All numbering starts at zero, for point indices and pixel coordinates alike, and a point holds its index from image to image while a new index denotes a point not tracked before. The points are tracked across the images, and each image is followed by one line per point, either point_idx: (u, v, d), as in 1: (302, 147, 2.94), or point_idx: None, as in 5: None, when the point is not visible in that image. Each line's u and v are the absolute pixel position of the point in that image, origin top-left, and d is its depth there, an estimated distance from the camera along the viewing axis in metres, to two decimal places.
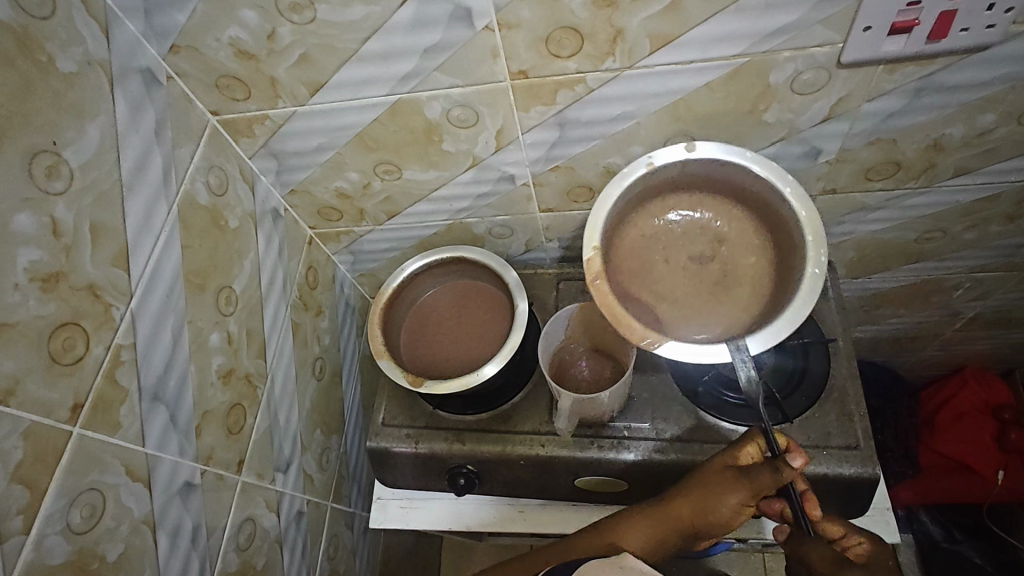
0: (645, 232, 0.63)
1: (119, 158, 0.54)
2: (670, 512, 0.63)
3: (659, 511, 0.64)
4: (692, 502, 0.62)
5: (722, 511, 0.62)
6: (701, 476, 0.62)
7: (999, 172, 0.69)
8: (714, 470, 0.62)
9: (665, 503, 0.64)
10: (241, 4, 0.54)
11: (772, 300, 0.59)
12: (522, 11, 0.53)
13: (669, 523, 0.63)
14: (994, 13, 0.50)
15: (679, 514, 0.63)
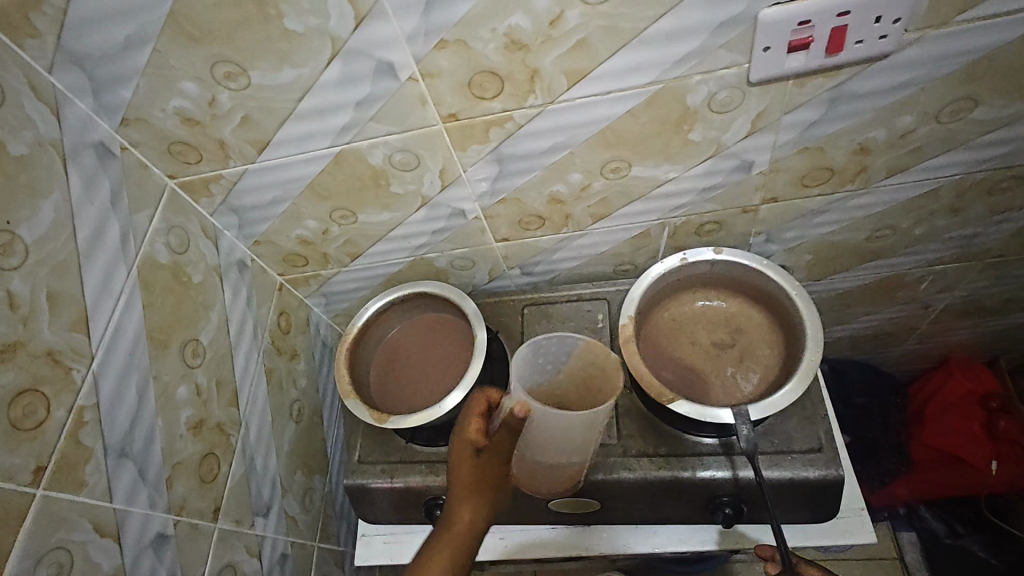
0: (674, 316, 0.77)
1: (75, 230, 0.57)
2: (466, 499, 0.63)
3: (458, 500, 0.63)
4: (479, 479, 0.63)
5: (494, 478, 0.64)
6: (463, 456, 0.64)
7: (930, 169, 0.71)
8: (461, 450, 0.64)
9: (460, 489, 0.63)
10: (181, 76, 0.58)
11: (778, 379, 0.70)
12: (441, 60, 0.57)
13: (463, 504, 0.63)
14: (884, 25, 0.53)
15: (467, 494, 0.63)
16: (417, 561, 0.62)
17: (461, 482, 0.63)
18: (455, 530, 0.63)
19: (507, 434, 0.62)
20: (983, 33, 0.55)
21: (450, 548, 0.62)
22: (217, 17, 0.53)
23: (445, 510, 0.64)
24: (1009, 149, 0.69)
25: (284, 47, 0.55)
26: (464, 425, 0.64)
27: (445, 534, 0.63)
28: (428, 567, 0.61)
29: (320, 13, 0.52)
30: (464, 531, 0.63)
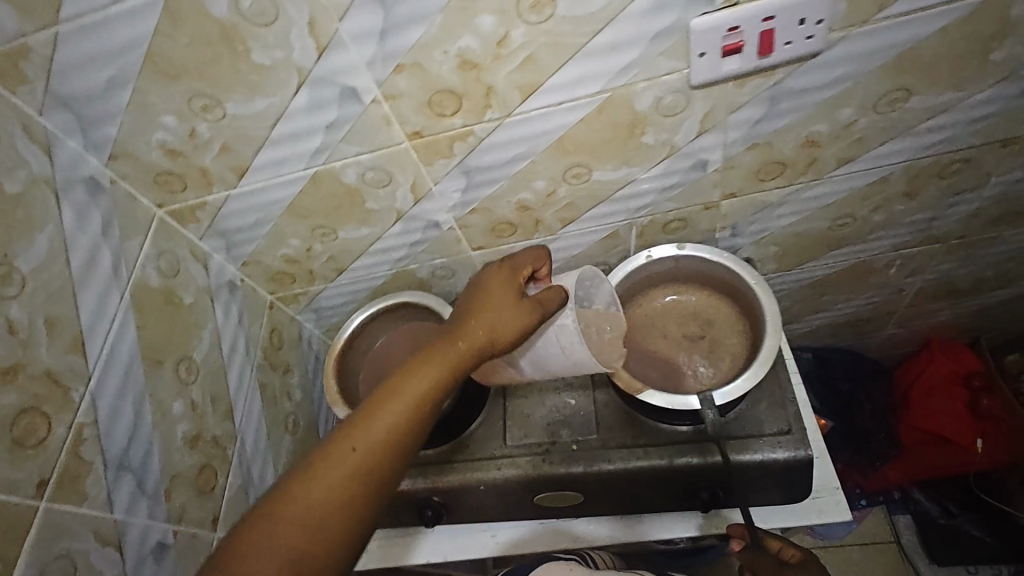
0: (647, 311, 0.81)
1: (68, 259, 0.61)
2: (456, 359, 0.53)
3: (453, 347, 0.54)
4: (481, 339, 0.55)
5: (489, 349, 0.55)
6: (476, 303, 0.57)
7: (879, 157, 0.74)
8: (476, 297, 0.58)
9: (461, 339, 0.54)
10: (161, 111, 0.62)
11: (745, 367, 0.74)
12: (400, 83, 0.61)
13: (450, 358, 0.53)
14: (808, 26, 0.56)
15: (462, 349, 0.54)
16: (372, 400, 0.50)
17: (468, 327, 0.55)
18: (429, 388, 0.51)
19: (535, 310, 0.57)
20: (904, 28, 0.58)
21: (417, 411, 0.50)
22: (190, 55, 0.57)
23: (424, 359, 0.53)
24: (951, 134, 0.72)
25: (253, 79, 0.60)
26: (492, 275, 0.60)
27: (416, 385, 0.51)
28: (381, 416, 0.49)
29: (284, 46, 0.57)
30: (433, 398, 0.51)
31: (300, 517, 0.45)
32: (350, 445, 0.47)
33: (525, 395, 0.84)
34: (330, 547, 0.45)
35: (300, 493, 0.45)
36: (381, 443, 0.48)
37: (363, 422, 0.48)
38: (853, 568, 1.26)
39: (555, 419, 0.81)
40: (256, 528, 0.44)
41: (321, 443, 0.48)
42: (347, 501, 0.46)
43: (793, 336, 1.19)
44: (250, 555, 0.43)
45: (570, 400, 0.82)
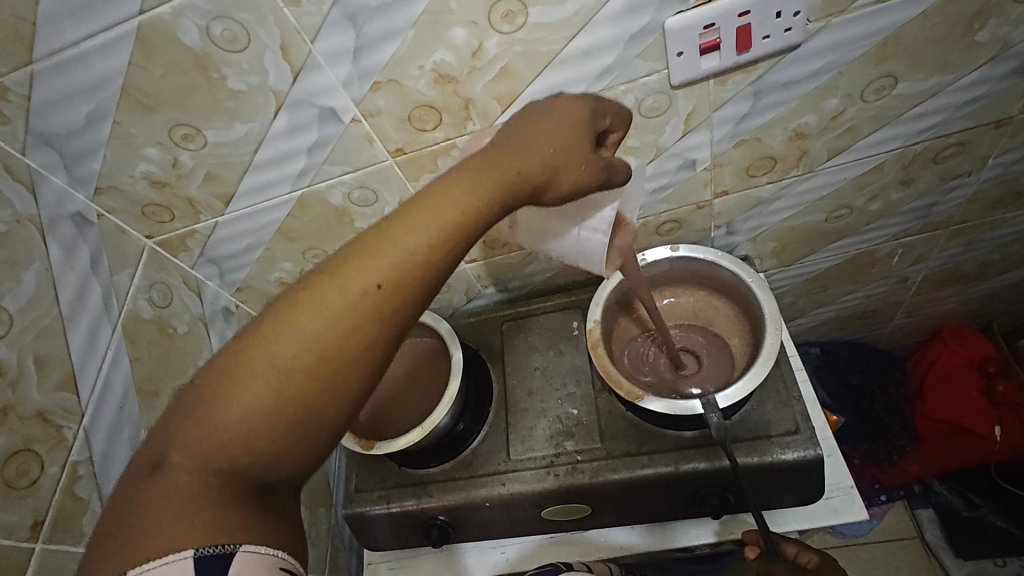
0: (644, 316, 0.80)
1: (57, 295, 0.60)
2: (508, 198, 0.39)
3: (506, 177, 0.40)
4: (536, 180, 0.41)
5: (542, 191, 0.42)
6: (535, 128, 0.42)
7: (870, 146, 0.73)
8: (534, 119, 0.43)
9: (514, 168, 0.40)
10: (143, 143, 0.62)
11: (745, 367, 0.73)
12: (378, 100, 0.60)
13: (498, 192, 0.39)
14: (785, 19, 0.56)
15: (513, 183, 0.40)
16: (400, 219, 0.37)
17: (522, 158, 0.41)
18: (475, 222, 0.38)
19: (601, 167, 0.44)
20: (883, 14, 0.57)
21: (456, 250, 0.37)
22: (166, 86, 0.57)
23: (469, 179, 0.39)
24: (941, 118, 0.71)
25: (232, 106, 0.60)
26: (555, 99, 0.45)
27: (460, 215, 0.37)
28: (409, 241, 0.36)
29: (259, 71, 0.57)
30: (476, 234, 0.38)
31: (289, 365, 0.34)
32: (370, 275, 0.35)
33: (526, 407, 0.83)
34: (325, 404, 0.34)
35: (295, 331, 0.34)
36: (410, 282, 0.36)
37: (389, 248, 0.35)
38: (877, 566, 1.23)
39: (558, 431, 0.80)
40: (230, 376, 0.34)
41: (327, 270, 0.36)
42: (357, 354, 0.35)
43: (799, 332, 1.17)
44: (226, 403, 0.34)
45: (573, 411, 0.81)
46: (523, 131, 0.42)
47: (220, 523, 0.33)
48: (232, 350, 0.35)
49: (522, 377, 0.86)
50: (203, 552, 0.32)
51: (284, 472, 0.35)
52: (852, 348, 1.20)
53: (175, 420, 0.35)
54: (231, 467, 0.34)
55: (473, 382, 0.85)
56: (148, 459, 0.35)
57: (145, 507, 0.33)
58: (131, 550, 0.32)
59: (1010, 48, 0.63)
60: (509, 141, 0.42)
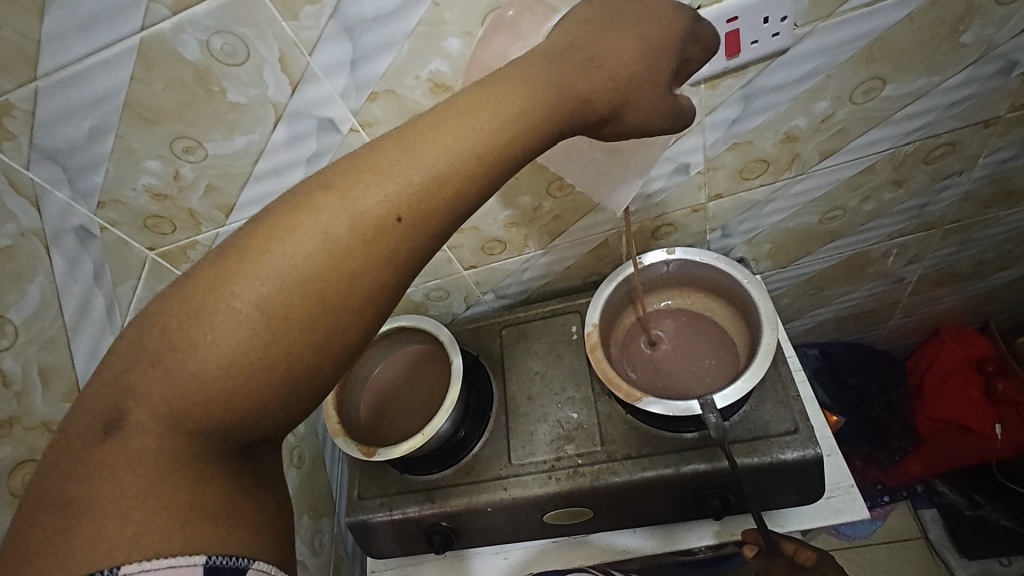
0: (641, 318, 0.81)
1: (61, 307, 0.61)
2: (551, 121, 0.38)
3: (552, 97, 0.38)
4: (597, 107, 0.40)
5: (586, 120, 0.40)
6: (587, 46, 0.40)
7: (861, 147, 0.74)
8: (585, 36, 0.40)
9: (560, 90, 0.38)
10: (144, 156, 0.63)
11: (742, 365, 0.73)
12: (375, 110, 0.62)
13: (537, 116, 0.37)
14: (772, 24, 0.57)
15: (561, 106, 0.38)
16: (421, 136, 0.35)
17: (581, 78, 0.39)
18: (506, 146, 0.36)
19: (663, 100, 0.41)
20: (869, 18, 0.59)
21: (479, 180, 0.35)
22: (166, 99, 0.58)
23: (505, 96, 0.37)
24: (930, 119, 0.72)
25: (231, 118, 0.61)
26: (613, 12, 0.41)
27: (491, 136, 0.36)
28: (433, 166, 0.34)
29: (258, 84, 0.58)
30: (506, 159, 0.36)
31: (287, 292, 0.32)
32: (382, 197, 0.33)
33: (526, 412, 0.83)
34: (324, 338, 0.33)
35: (297, 255, 0.32)
36: (427, 209, 0.34)
37: (405, 167, 0.34)
38: (881, 567, 1.23)
39: (559, 435, 0.80)
40: (220, 300, 0.32)
41: (332, 188, 0.34)
42: (364, 285, 0.33)
43: (797, 333, 1.17)
44: (216, 329, 0.31)
45: (573, 414, 0.82)
46: (586, 42, 0.40)
47: (212, 514, 0.33)
48: (219, 271, 0.32)
49: (522, 382, 0.86)
50: (214, 561, 0.32)
51: (272, 418, 0.34)
52: (851, 349, 1.20)
53: (142, 361, 0.32)
54: (217, 413, 0.32)
55: (474, 387, 0.86)
56: (108, 413, 0.32)
57: (112, 472, 0.31)
58: (106, 525, 0.30)
59: (996, 49, 0.64)
60: (567, 51, 0.39)
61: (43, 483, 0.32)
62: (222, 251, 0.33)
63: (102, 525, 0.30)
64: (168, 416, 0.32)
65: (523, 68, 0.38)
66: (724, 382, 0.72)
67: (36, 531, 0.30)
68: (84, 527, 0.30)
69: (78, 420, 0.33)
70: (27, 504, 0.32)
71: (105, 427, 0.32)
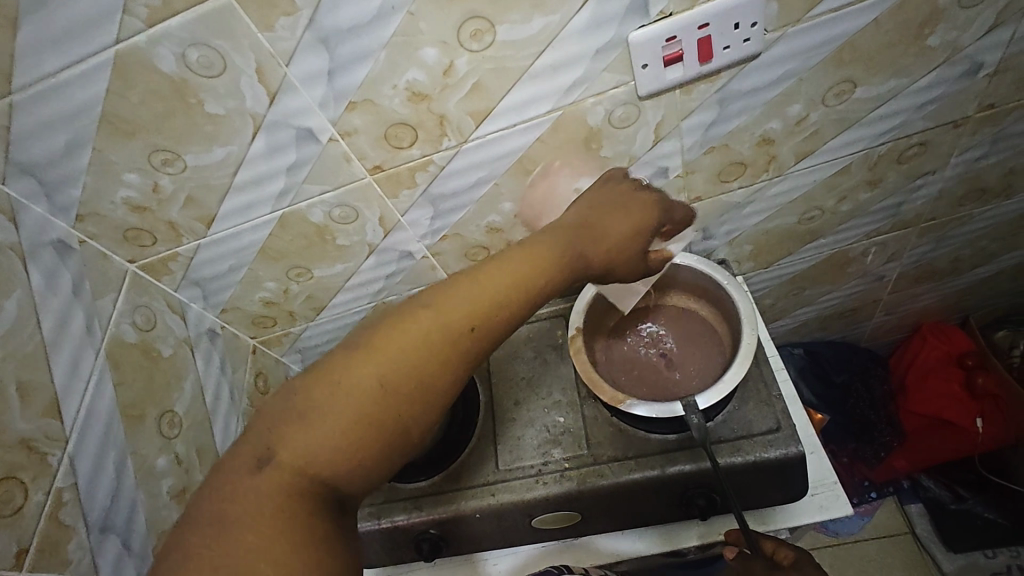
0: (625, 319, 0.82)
1: (40, 323, 0.61)
2: (572, 268, 0.50)
3: (575, 251, 0.50)
4: (603, 265, 0.53)
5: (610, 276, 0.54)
6: (602, 223, 0.53)
7: (836, 148, 0.75)
8: (600, 213, 0.54)
9: (577, 247, 0.51)
10: (123, 169, 0.63)
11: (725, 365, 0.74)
12: (354, 120, 0.62)
13: (566, 260, 0.50)
14: (743, 30, 0.58)
15: (580, 256, 0.51)
16: (493, 269, 0.48)
17: (593, 236, 0.52)
18: (546, 283, 0.48)
19: (640, 266, 0.55)
20: (836, 23, 0.60)
21: (528, 308, 0.48)
22: (143, 111, 0.58)
23: (548, 247, 0.50)
24: (901, 120, 0.73)
25: (210, 130, 0.61)
26: (632, 195, 0.56)
27: (536, 271, 0.48)
28: (502, 290, 0.46)
29: (236, 95, 0.58)
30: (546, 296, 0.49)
31: (394, 372, 0.43)
32: (471, 314, 0.45)
33: (513, 417, 0.84)
34: (418, 416, 0.43)
35: (406, 345, 0.44)
36: (497, 323, 0.46)
37: (483, 290, 0.46)
38: (871, 562, 1.24)
39: (546, 439, 0.80)
40: (349, 371, 0.42)
41: (432, 301, 0.46)
42: (445, 376, 0.44)
43: (782, 333, 1.18)
44: (341, 395, 0.42)
45: (560, 418, 0.82)
46: (602, 218, 0.54)
47: (330, 537, 0.40)
48: (349, 356, 0.43)
49: (509, 388, 0.86)
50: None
51: (367, 472, 0.42)
52: (835, 347, 1.22)
53: (284, 419, 0.42)
54: (332, 465, 0.41)
55: (462, 397, 0.85)
56: (256, 458, 0.41)
57: (256, 504, 0.39)
58: (252, 544, 0.38)
59: (962, 51, 0.66)
60: (587, 221, 0.53)
61: (197, 515, 0.39)
62: (349, 341, 0.45)
63: (249, 542, 0.38)
64: (300, 468, 0.41)
65: (555, 228, 0.52)
66: (706, 383, 0.73)
67: (194, 549, 0.38)
68: (234, 546, 0.37)
69: (208, 487, 0.41)
70: (185, 529, 0.39)
71: (250, 470, 0.41)
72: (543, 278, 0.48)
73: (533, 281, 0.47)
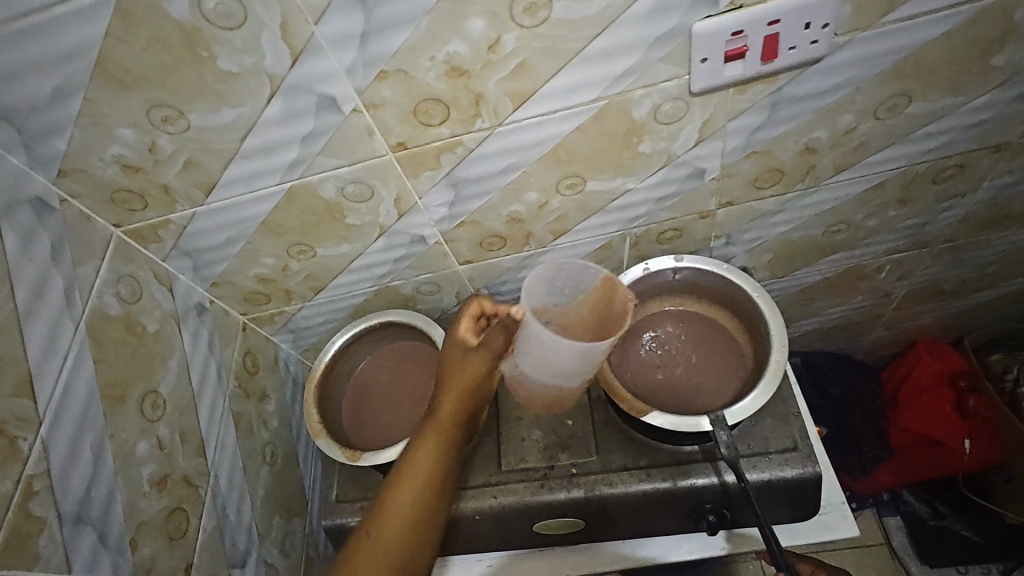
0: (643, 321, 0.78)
1: (13, 291, 0.54)
2: (435, 432, 0.65)
3: (433, 418, 0.66)
4: (468, 394, 0.68)
5: (490, 382, 0.70)
6: (447, 376, 0.68)
7: (876, 163, 0.73)
8: (448, 370, 0.68)
9: (435, 411, 0.67)
10: (116, 123, 0.56)
11: (747, 380, 0.72)
12: (382, 91, 0.56)
13: (429, 436, 0.65)
14: (813, 31, 0.54)
15: (443, 418, 0.66)
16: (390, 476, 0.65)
17: (445, 393, 0.67)
18: (423, 452, 0.64)
19: (496, 353, 0.69)
20: (907, 33, 0.57)
21: (417, 478, 0.63)
22: (146, 61, 0.51)
23: (414, 439, 0.66)
24: (946, 139, 0.71)
25: (221, 88, 0.54)
26: (462, 335, 0.70)
27: (407, 461, 0.64)
28: (398, 486, 0.63)
29: (254, 52, 0.52)
30: (428, 464, 0.64)
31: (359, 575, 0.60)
32: (401, 506, 0.62)
33: (518, 416, 0.80)
34: None
35: (357, 558, 0.61)
36: (402, 507, 0.62)
37: (387, 493, 0.63)
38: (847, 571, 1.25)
39: (552, 442, 0.77)
40: None
41: (364, 522, 0.63)
42: (387, 557, 0.61)
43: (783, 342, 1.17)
44: None
45: (568, 421, 0.79)
46: (444, 379, 0.68)
47: None
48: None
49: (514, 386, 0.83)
50: None
51: None
52: (832, 358, 1.22)
53: None
54: None
55: None
56: None
57: None
58: None
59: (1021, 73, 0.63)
60: (436, 390, 0.68)
61: None
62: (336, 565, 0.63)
63: None
64: None
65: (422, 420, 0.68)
66: (727, 397, 0.71)
67: None
68: None
69: None
70: None
71: None
72: (421, 466, 0.64)
73: (413, 471, 0.63)
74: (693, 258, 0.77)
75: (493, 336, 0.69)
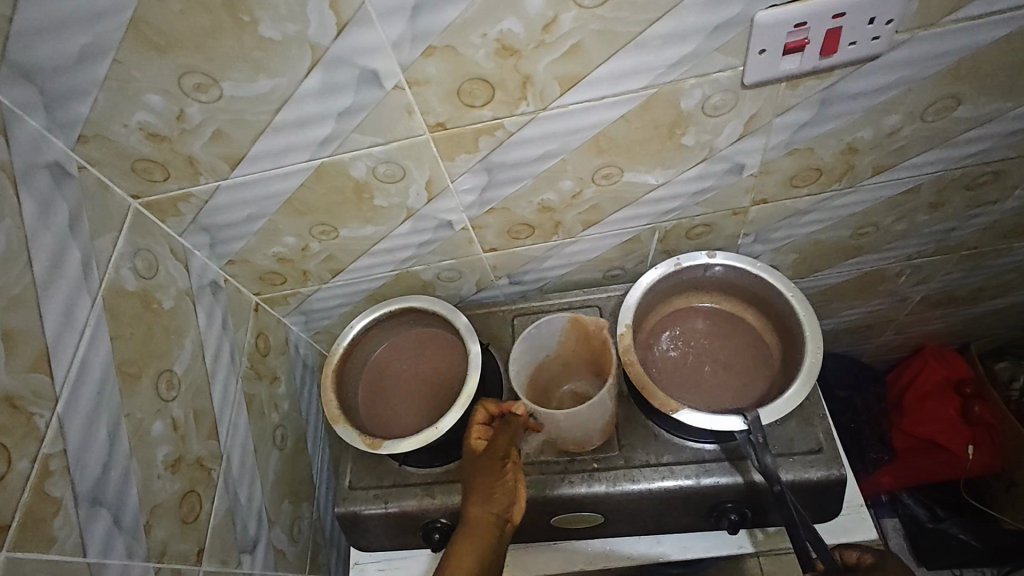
0: (672, 317, 0.78)
1: (31, 261, 0.51)
2: (478, 527, 0.64)
3: (473, 516, 0.65)
4: (501, 488, 0.66)
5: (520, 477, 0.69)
6: (479, 478, 0.66)
7: (914, 167, 0.72)
8: (476, 472, 0.67)
9: (475, 511, 0.65)
10: (145, 89, 0.54)
11: (778, 381, 0.71)
12: (428, 67, 0.54)
13: (474, 536, 0.64)
14: (876, 26, 0.53)
15: (483, 518, 0.65)
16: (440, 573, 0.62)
17: (480, 495, 0.66)
18: (472, 547, 0.63)
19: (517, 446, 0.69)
20: (967, 33, 0.55)
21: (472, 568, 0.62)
22: (184, 22, 0.49)
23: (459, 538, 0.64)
24: (986, 145, 0.70)
25: (260, 56, 0.52)
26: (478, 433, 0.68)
27: (457, 553, 0.63)
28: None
29: (299, 19, 0.49)
30: (479, 555, 0.63)
31: None
32: None
33: None
34: None
35: None
36: None
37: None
38: None
39: None
40: None
41: None
42: None
43: None
44: None
45: None
46: (474, 483, 0.67)
47: None
48: None
49: None
50: None
51: None
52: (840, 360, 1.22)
53: None
54: None
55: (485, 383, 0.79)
56: None
57: None
58: None
59: None
60: (468, 495, 0.67)
61: None
62: None
63: None
64: None
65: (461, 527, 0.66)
66: (757, 397, 0.70)
67: None
68: None
69: None
70: None
71: None
72: (473, 566, 0.62)
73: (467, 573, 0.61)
74: (725, 254, 0.75)
75: (506, 431, 0.68)
